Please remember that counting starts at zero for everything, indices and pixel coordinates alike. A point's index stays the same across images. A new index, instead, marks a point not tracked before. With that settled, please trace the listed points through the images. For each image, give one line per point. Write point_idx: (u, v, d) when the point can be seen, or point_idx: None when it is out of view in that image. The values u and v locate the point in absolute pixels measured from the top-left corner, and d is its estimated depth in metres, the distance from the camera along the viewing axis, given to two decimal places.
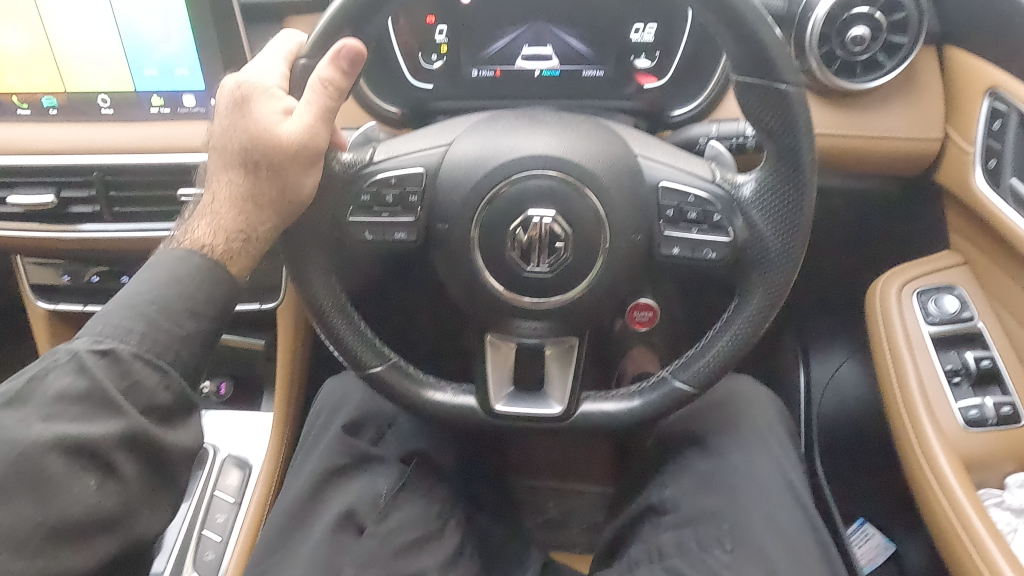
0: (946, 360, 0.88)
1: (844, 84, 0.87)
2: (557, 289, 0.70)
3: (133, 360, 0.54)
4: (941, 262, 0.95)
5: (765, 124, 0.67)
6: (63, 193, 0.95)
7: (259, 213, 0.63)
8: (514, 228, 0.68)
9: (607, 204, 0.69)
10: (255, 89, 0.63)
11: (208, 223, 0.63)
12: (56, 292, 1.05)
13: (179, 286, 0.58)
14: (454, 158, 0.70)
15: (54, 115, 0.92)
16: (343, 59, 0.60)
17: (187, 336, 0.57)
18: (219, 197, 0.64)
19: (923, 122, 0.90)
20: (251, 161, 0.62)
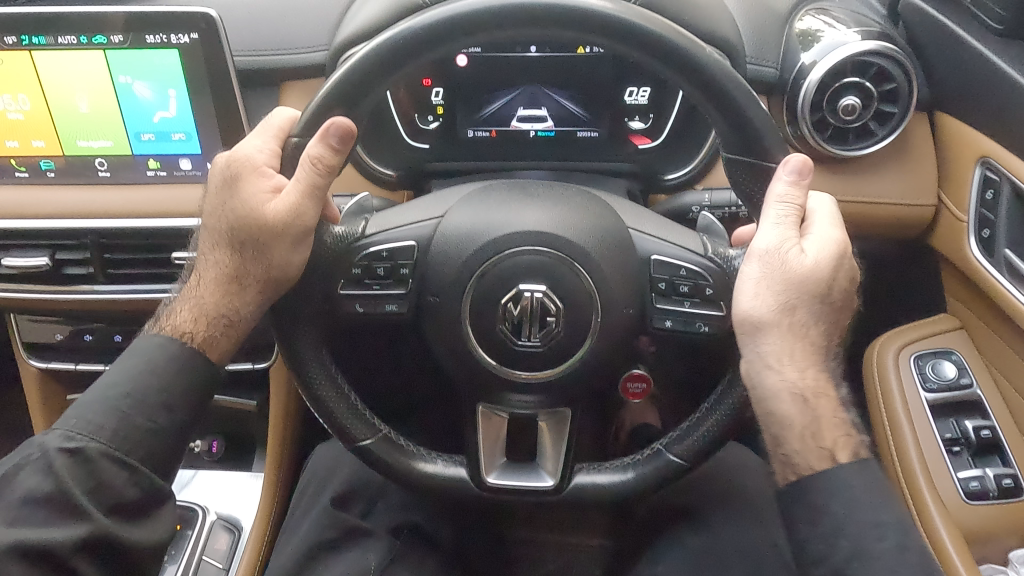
0: (945, 428, 0.87)
1: (836, 151, 0.87)
2: (549, 364, 0.69)
3: (101, 459, 0.58)
4: (938, 325, 0.94)
5: (755, 199, 0.66)
6: (57, 255, 0.95)
7: (243, 297, 0.66)
8: (505, 304, 0.67)
9: (598, 280, 0.68)
10: (244, 166, 0.65)
11: (195, 306, 0.66)
12: (49, 350, 1.05)
13: (156, 378, 0.62)
14: (444, 233, 0.70)
15: (51, 177, 0.93)
16: (331, 134, 0.60)
17: (160, 430, 0.61)
18: (207, 279, 0.67)
19: (916, 187, 0.90)
20: (238, 245, 0.65)
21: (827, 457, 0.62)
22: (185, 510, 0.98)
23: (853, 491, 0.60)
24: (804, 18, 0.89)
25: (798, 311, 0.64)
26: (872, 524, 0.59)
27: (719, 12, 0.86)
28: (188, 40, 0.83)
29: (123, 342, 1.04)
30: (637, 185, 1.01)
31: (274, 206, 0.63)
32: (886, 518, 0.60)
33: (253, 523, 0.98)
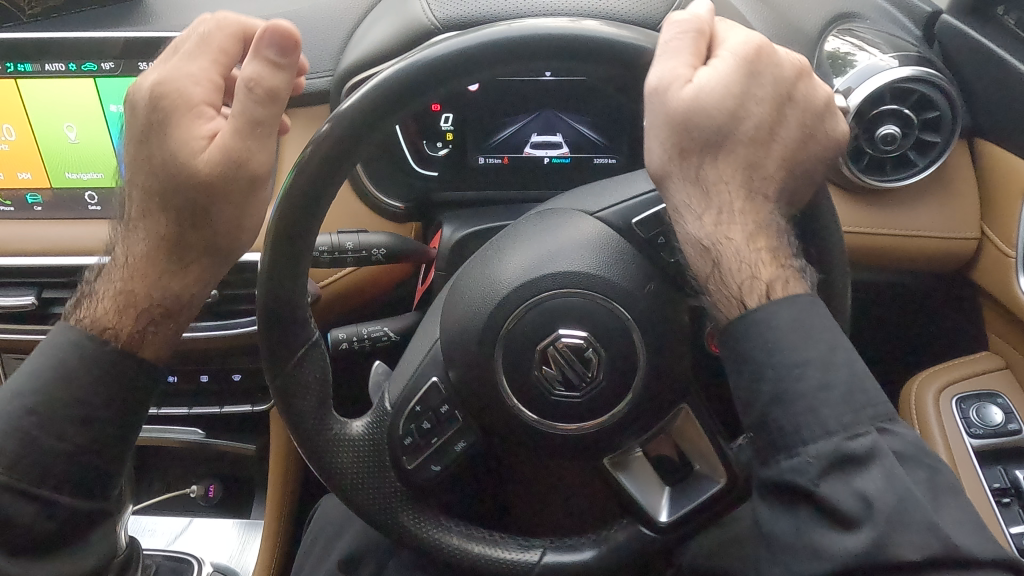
0: (992, 477, 0.81)
1: (874, 182, 0.82)
2: (593, 414, 0.59)
3: (0, 491, 0.50)
4: (980, 366, 0.89)
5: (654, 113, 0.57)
6: (44, 293, 0.89)
7: (183, 275, 0.58)
8: (536, 367, 0.58)
9: (629, 304, 0.58)
10: (176, 103, 0.55)
11: (116, 292, 0.57)
12: None
13: (68, 386, 0.53)
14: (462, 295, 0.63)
15: (39, 211, 0.87)
16: (268, 45, 0.52)
17: (74, 451, 0.52)
18: (134, 257, 0.58)
19: (957, 221, 0.85)
20: (172, 208, 0.56)
21: (737, 302, 0.52)
22: (179, 563, 0.91)
23: (779, 333, 0.50)
24: (832, 39, 0.84)
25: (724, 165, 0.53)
26: (799, 364, 0.49)
27: None
28: None
29: None
30: None
31: (213, 152, 0.54)
32: (809, 359, 0.49)
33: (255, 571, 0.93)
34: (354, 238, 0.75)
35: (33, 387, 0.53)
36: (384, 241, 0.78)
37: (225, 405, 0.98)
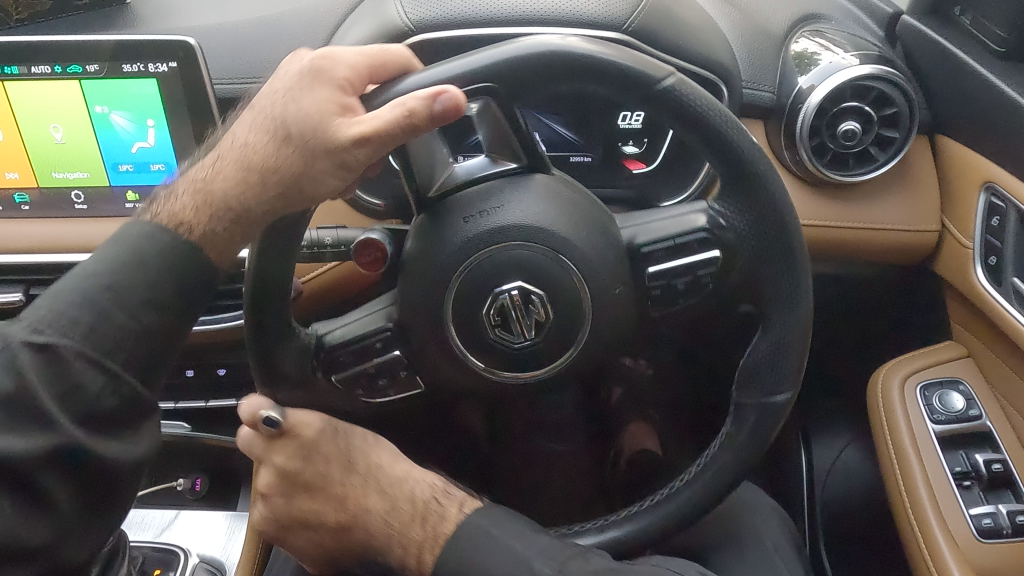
0: (954, 461, 0.84)
1: (837, 177, 0.85)
2: (554, 284, 0.63)
3: (73, 357, 0.51)
4: (944, 354, 0.92)
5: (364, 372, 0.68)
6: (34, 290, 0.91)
7: (262, 192, 0.57)
8: (516, 329, 0.63)
9: (479, 275, 0.63)
10: (323, 70, 0.57)
11: (187, 199, 0.57)
12: None
13: (142, 269, 0.54)
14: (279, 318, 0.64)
15: (26, 211, 0.89)
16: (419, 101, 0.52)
17: (143, 331, 0.54)
18: (223, 172, 0.58)
19: (919, 214, 0.88)
20: (286, 133, 0.56)
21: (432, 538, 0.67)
22: (167, 553, 0.96)
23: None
24: (800, 40, 0.86)
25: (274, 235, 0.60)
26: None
27: (713, 37, 0.83)
28: (165, 69, 0.80)
29: None
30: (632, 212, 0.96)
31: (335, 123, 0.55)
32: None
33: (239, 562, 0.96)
34: (332, 233, 0.78)
35: (94, 262, 0.54)
36: (360, 238, 0.78)
37: (211, 400, 1.01)
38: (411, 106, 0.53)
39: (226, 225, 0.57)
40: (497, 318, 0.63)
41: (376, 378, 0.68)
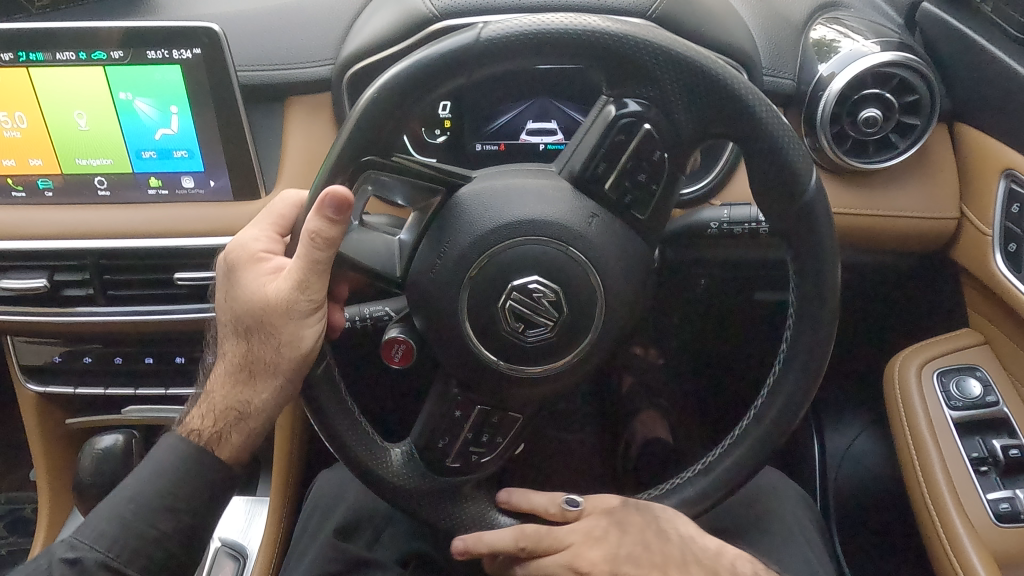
0: (971, 447, 0.84)
1: (857, 164, 0.85)
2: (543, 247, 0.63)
3: (99, 569, 0.58)
4: (961, 341, 0.92)
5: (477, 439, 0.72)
6: (56, 277, 0.91)
7: (252, 385, 0.64)
8: (539, 314, 0.63)
9: (482, 293, 0.64)
10: (242, 257, 0.63)
11: (203, 412, 0.65)
12: (46, 373, 1.01)
13: (160, 479, 0.61)
14: (376, 466, 0.71)
15: (49, 197, 0.90)
16: (326, 207, 0.55)
17: (161, 536, 0.60)
18: (215, 389, 0.66)
19: (938, 201, 0.88)
20: (242, 327, 0.63)
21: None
22: None
23: None
24: (819, 28, 0.87)
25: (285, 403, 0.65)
26: None
27: (734, 23, 0.83)
28: (189, 55, 0.81)
29: (123, 364, 1.00)
30: None
31: (277, 285, 0.61)
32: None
33: (260, 548, 0.96)
34: None
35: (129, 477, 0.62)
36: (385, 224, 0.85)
37: None
38: (313, 228, 0.57)
39: (237, 427, 0.64)
40: (514, 327, 0.64)
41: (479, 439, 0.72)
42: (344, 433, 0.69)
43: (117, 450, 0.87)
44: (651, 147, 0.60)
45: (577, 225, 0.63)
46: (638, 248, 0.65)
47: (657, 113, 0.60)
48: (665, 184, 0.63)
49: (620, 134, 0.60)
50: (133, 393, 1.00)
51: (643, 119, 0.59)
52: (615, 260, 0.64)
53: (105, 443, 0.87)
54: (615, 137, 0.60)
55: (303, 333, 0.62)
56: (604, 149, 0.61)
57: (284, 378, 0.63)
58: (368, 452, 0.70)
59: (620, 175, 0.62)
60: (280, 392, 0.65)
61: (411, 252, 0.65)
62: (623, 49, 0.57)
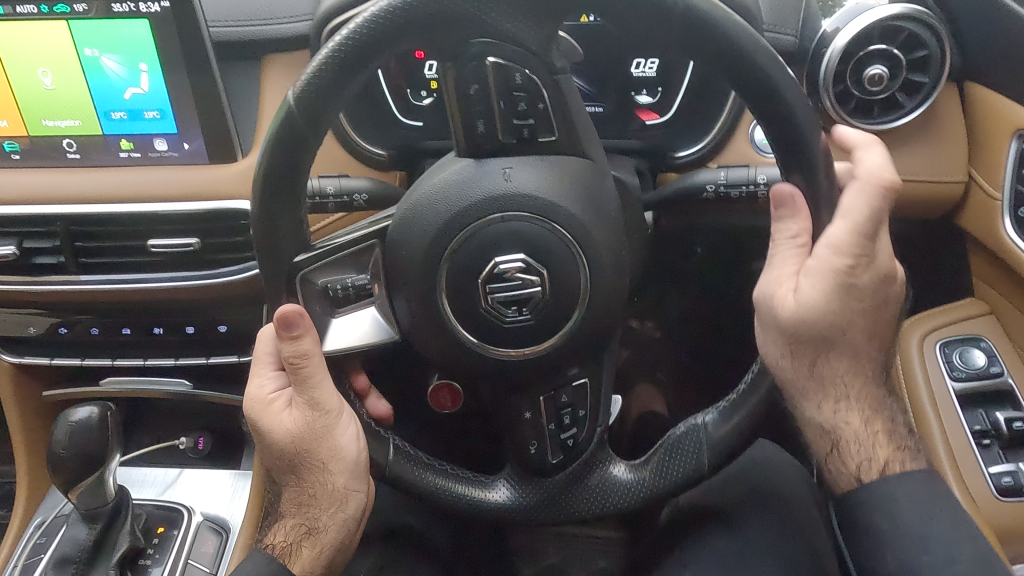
0: (973, 419, 0.82)
1: (861, 125, 0.81)
2: (492, 207, 0.59)
3: None
4: (966, 310, 0.89)
5: (572, 435, 0.69)
6: (25, 244, 0.88)
7: (314, 505, 0.66)
8: (519, 280, 0.59)
9: (457, 285, 0.60)
10: (254, 403, 0.65)
11: (275, 538, 0.66)
12: (21, 344, 0.98)
13: None
14: (483, 506, 0.70)
15: (17, 160, 0.86)
16: (290, 327, 0.59)
17: None
18: (281, 517, 0.67)
19: (945, 164, 0.84)
20: (287, 459, 0.65)
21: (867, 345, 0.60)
22: (170, 511, 0.95)
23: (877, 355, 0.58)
24: None
25: (347, 508, 0.66)
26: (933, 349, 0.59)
27: None
28: (158, 9, 0.77)
29: (99, 335, 0.97)
30: (647, 163, 0.93)
31: (297, 411, 0.63)
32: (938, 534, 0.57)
33: (242, 519, 0.96)
34: (334, 182, 0.77)
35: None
36: (364, 187, 0.77)
37: (212, 357, 0.96)
38: (294, 350, 0.60)
39: (309, 543, 0.65)
40: (512, 316, 0.61)
41: (570, 420, 0.68)
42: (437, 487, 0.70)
43: (93, 423, 0.84)
44: (508, 74, 0.54)
45: (495, 186, 0.59)
46: (563, 161, 0.60)
47: (482, 39, 0.53)
48: (549, 91, 0.56)
49: (471, 90, 0.55)
50: (112, 364, 0.97)
51: (486, 54, 0.53)
52: (558, 190, 0.59)
53: (80, 415, 0.84)
54: (474, 100, 0.56)
55: (335, 440, 0.64)
56: (476, 108, 0.56)
57: (341, 488, 0.65)
58: (474, 496, 0.71)
59: (504, 119, 0.57)
60: (335, 500, 0.66)
61: (392, 308, 0.65)
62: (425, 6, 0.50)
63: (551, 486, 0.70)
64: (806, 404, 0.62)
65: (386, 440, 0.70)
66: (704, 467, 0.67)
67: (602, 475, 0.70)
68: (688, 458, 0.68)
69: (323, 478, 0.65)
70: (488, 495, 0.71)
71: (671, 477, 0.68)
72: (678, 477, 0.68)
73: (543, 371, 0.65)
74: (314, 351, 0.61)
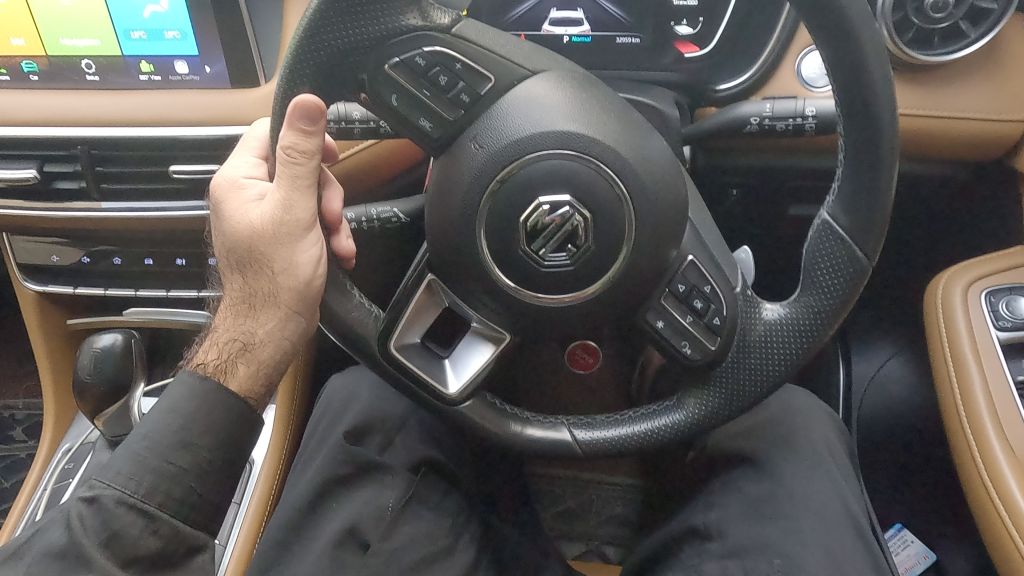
0: (1017, 371, 0.80)
1: (919, 57, 0.76)
2: (498, 162, 0.59)
3: (117, 506, 0.45)
4: (1015, 258, 0.86)
5: (720, 311, 0.65)
6: (47, 168, 0.86)
7: (257, 321, 0.56)
8: (552, 222, 0.59)
9: (501, 244, 0.60)
10: (222, 193, 0.58)
11: (206, 347, 0.55)
12: (45, 273, 0.97)
13: (180, 410, 0.49)
14: (677, 426, 0.69)
15: (36, 82, 0.84)
16: (299, 117, 0.51)
17: (184, 469, 0.47)
18: (222, 305, 0.58)
19: (1004, 100, 0.79)
20: (236, 256, 0.56)
21: None
22: None
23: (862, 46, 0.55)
24: None
25: (286, 328, 0.57)
26: None
27: None
28: None
29: (122, 266, 0.96)
30: (684, 98, 0.89)
31: (267, 209, 0.55)
32: None
33: (266, 454, 0.96)
34: (361, 108, 0.73)
35: (133, 451, 0.47)
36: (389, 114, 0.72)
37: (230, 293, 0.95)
38: (287, 141, 0.52)
39: (243, 360, 0.54)
40: (572, 254, 0.60)
41: (704, 297, 0.65)
42: (628, 433, 0.69)
43: (117, 350, 0.85)
44: (413, 63, 0.56)
45: (475, 159, 0.59)
46: (513, 97, 0.58)
47: (374, 46, 0.56)
48: (455, 49, 0.56)
49: (393, 100, 0.58)
50: (134, 295, 0.97)
51: (384, 62, 0.56)
52: (521, 126, 0.58)
53: (104, 342, 0.85)
54: (405, 104, 0.58)
55: (286, 349, 0.57)
56: (413, 110, 0.58)
57: (269, 364, 0.56)
58: (659, 421, 0.69)
59: (438, 102, 0.58)
60: (272, 354, 0.56)
61: (483, 323, 0.67)
62: (308, 53, 0.56)
63: (730, 375, 0.67)
64: (881, 175, 0.59)
65: (556, 424, 0.70)
66: (863, 257, 0.62)
67: (763, 329, 0.66)
68: (840, 258, 0.63)
69: (262, 363, 0.55)
70: (678, 417, 0.69)
71: (832, 285, 0.64)
72: (838, 282, 0.64)
73: (587, 318, 0.65)
74: (289, 170, 0.54)
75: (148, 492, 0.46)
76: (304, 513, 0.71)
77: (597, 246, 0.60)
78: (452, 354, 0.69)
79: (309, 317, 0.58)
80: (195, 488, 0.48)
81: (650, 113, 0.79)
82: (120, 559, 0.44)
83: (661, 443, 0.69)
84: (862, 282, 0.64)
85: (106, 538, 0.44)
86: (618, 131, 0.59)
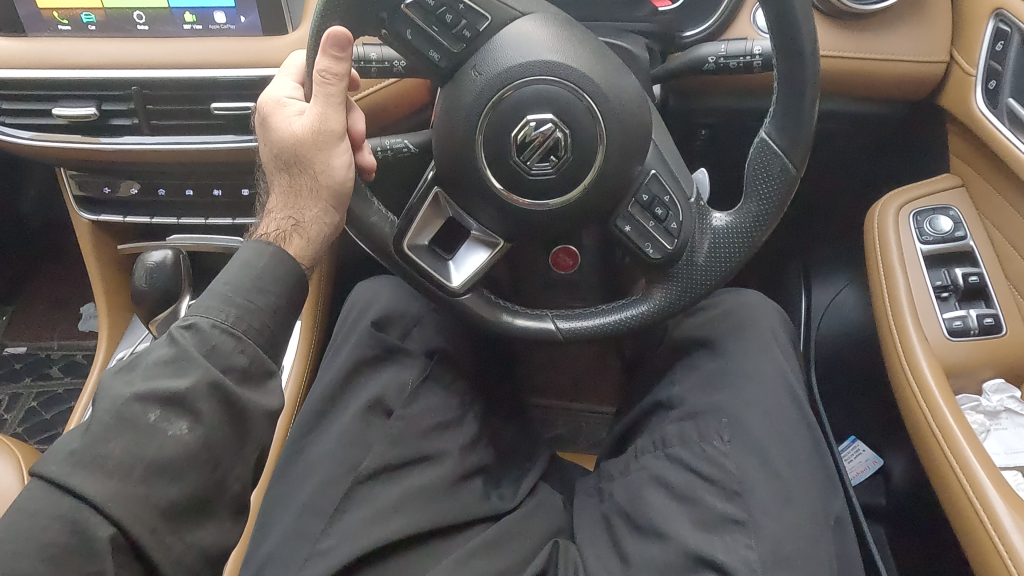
0: (936, 276, 0.93)
1: (854, 6, 0.89)
2: (494, 86, 0.72)
3: (213, 329, 0.57)
4: (940, 184, 0.99)
5: (677, 217, 0.79)
6: (104, 106, 0.99)
7: (304, 208, 0.69)
8: (537, 135, 0.72)
9: (496, 155, 0.74)
10: (268, 110, 0.71)
11: (264, 229, 0.69)
12: (97, 203, 1.12)
13: (254, 269, 0.62)
14: (644, 316, 0.82)
15: (93, 31, 0.96)
16: (332, 45, 0.65)
17: (260, 309, 0.60)
18: (274, 198, 0.71)
19: (931, 44, 0.92)
20: (283, 158, 0.69)
21: None
22: None
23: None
24: None
25: (326, 214, 0.70)
26: None
27: None
28: None
29: (165, 196, 1.11)
30: (657, 45, 1.02)
31: (307, 119, 0.68)
32: None
33: (294, 362, 1.11)
34: (377, 49, 0.86)
35: (221, 293, 0.60)
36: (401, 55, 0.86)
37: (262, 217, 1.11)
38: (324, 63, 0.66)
39: (296, 235, 0.68)
40: (554, 163, 0.73)
41: (664, 204, 0.78)
42: (603, 323, 0.82)
43: (167, 265, 0.98)
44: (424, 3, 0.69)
45: (475, 84, 0.72)
46: (507, 34, 0.71)
47: None
48: None
49: (408, 34, 0.71)
50: (177, 222, 1.13)
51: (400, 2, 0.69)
52: (513, 57, 0.71)
53: (156, 259, 0.99)
54: (418, 37, 0.71)
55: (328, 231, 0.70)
56: (424, 43, 0.71)
57: (316, 240, 0.69)
58: (628, 313, 0.82)
59: (444, 37, 0.71)
60: (317, 233, 0.70)
61: (480, 227, 0.81)
62: None
63: (686, 271, 0.81)
64: (805, 100, 0.73)
65: (542, 317, 0.84)
66: (792, 169, 0.76)
67: (712, 231, 0.80)
68: (775, 169, 0.76)
69: (312, 238, 0.69)
70: (645, 309, 0.82)
71: (769, 193, 0.77)
72: (774, 190, 0.77)
73: (566, 221, 0.78)
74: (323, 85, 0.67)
75: (236, 321, 0.59)
76: (336, 388, 0.85)
77: (575, 156, 0.73)
78: (455, 257, 0.83)
79: (342, 210, 0.72)
80: (268, 324, 0.60)
81: (625, 56, 0.92)
82: (219, 365, 0.56)
83: (630, 330, 0.83)
84: (794, 189, 0.77)
85: (206, 350, 0.56)
86: (593, 63, 0.72)
